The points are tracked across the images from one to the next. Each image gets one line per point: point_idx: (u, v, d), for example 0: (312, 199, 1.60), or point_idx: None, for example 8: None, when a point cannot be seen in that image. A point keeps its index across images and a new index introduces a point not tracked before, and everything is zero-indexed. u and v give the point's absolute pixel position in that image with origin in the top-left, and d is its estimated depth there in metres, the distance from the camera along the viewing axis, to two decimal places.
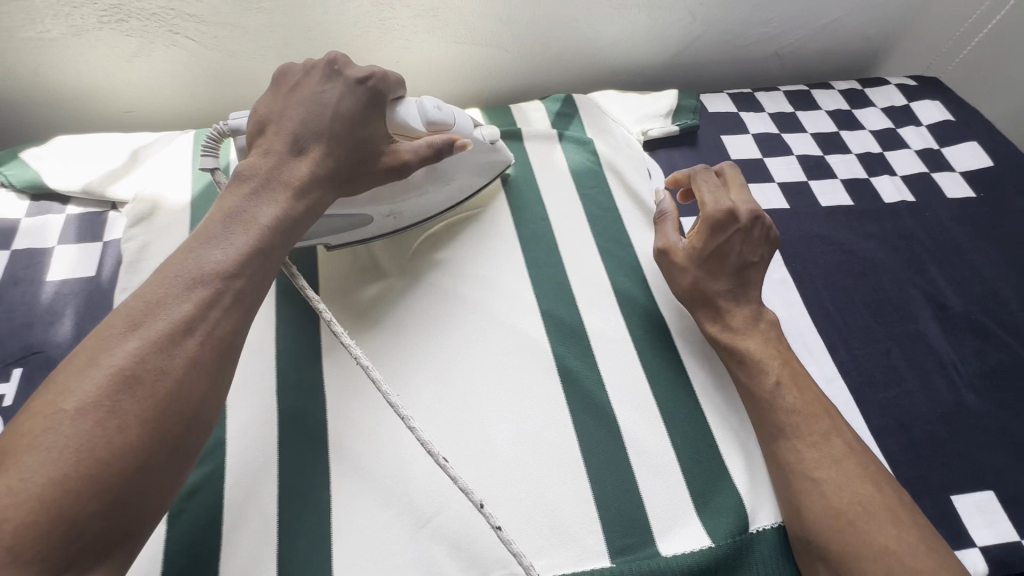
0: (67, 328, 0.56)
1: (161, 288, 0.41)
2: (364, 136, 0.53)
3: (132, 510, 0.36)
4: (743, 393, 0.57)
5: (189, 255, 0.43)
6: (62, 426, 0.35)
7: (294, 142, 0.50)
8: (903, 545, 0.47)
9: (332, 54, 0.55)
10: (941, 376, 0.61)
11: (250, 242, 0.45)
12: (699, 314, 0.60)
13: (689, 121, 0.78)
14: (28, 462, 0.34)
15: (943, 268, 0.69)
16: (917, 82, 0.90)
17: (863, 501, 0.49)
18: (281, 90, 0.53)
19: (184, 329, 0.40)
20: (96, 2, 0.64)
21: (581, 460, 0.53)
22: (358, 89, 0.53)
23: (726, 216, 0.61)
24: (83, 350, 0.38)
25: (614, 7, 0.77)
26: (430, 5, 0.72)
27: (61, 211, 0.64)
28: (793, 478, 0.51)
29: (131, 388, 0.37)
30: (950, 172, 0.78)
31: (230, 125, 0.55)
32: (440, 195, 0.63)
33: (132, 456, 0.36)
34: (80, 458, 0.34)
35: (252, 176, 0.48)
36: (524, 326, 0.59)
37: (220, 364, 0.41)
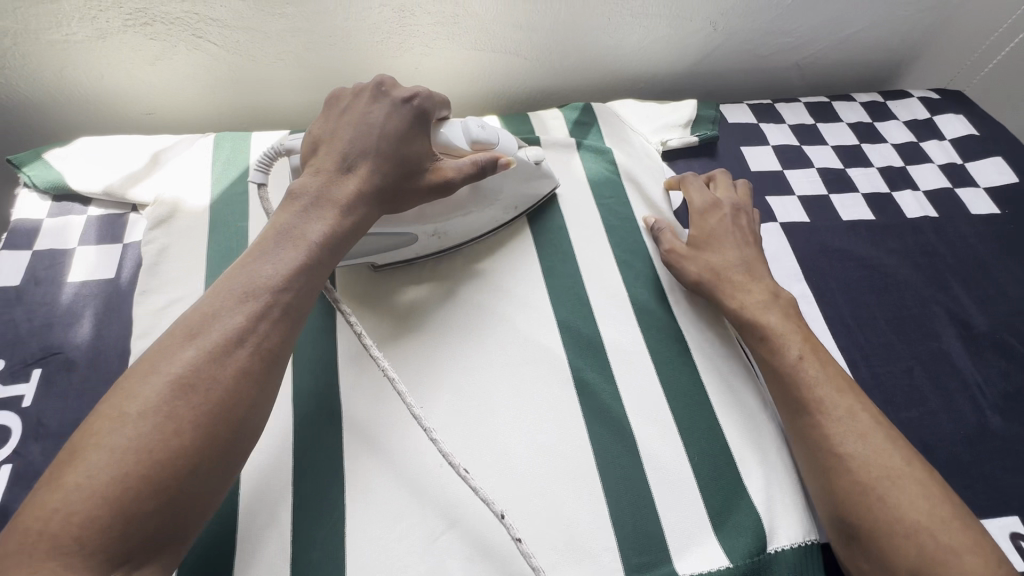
0: (86, 330, 0.56)
1: (217, 300, 0.43)
2: (409, 154, 0.54)
3: (183, 510, 0.37)
4: (768, 372, 0.56)
5: (245, 269, 0.45)
6: (124, 429, 0.36)
7: (343, 161, 0.51)
8: (936, 521, 0.45)
9: (380, 77, 0.57)
10: (965, 396, 0.60)
11: (300, 258, 0.46)
12: (717, 297, 0.61)
13: (709, 132, 0.78)
14: (92, 461, 0.35)
15: (967, 285, 0.68)
16: (940, 95, 0.88)
17: (893, 475, 0.47)
18: (332, 112, 0.55)
19: (237, 340, 0.41)
20: (121, 6, 0.64)
21: (597, 474, 0.52)
22: (403, 109, 0.55)
23: (711, 207, 0.67)
24: (147, 357, 0.40)
25: (634, 16, 0.77)
26: (451, 12, 0.72)
27: (83, 212, 0.64)
28: (821, 455, 0.50)
29: (187, 394, 0.38)
30: (974, 187, 0.77)
31: (286, 145, 0.56)
32: (484, 216, 0.64)
33: (185, 460, 0.37)
34: (139, 460, 0.36)
35: (303, 194, 0.50)
36: (541, 337, 0.59)
37: (269, 374, 0.42)
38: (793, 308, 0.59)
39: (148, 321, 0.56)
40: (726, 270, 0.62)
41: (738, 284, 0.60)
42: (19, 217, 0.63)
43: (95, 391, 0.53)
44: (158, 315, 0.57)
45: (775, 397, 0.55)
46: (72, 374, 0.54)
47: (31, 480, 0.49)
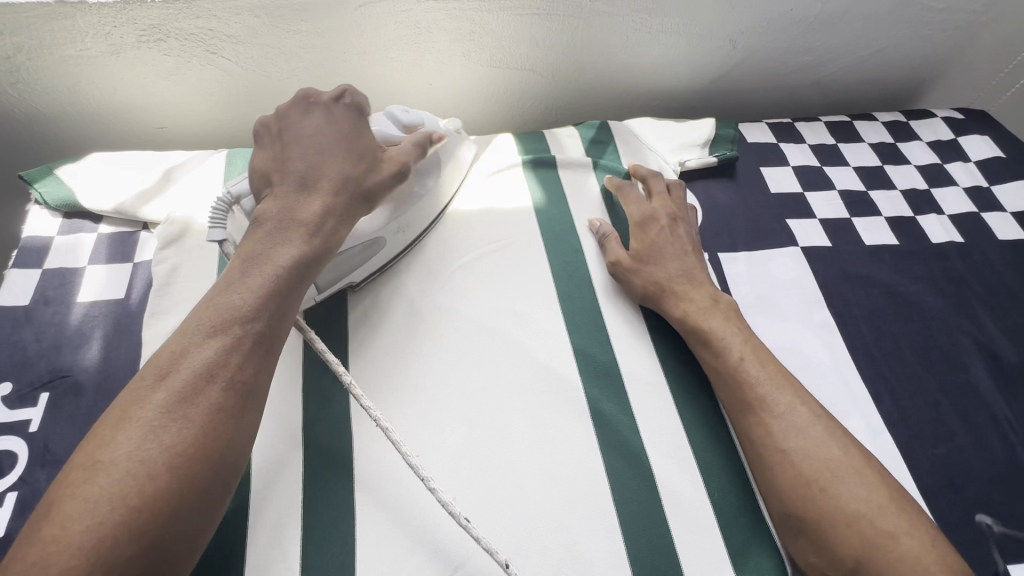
0: (95, 352, 0.55)
1: (185, 338, 0.43)
2: (359, 150, 0.55)
3: (166, 551, 0.37)
4: (713, 373, 0.56)
5: (213, 303, 0.45)
6: (99, 477, 0.37)
7: (301, 176, 0.53)
8: (873, 509, 0.46)
9: (302, 92, 0.58)
10: (994, 432, 0.58)
11: (267, 283, 0.47)
12: (665, 305, 0.60)
13: (728, 152, 0.76)
14: (68, 511, 0.36)
15: (995, 315, 0.66)
16: (965, 115, 0.86)
17: (832, 466, 0.48)
18: (269, 137, 0.56)
19: (211, 375, 0.41)
20: (135, 22, 0.64)
21: (615, 511, 0.51)
22: (336, 111, 0.56)
23: (646, 219, 0.65)
24: (117, 406, 0.40)
25: (652, 34, 0.75)
26: (467, 29, 0.71)
27: (94, 230, 0.63)
28: (764, 451, 0.50)
29: (160, 437, 0.38)
30: (1001, 212, 0.75)
31: (232, 191, 0.55)
32: (434, 202, 0.64)
33: (161, 501, 0.37)
34: (115, 507, 0.36)
35: (265, 220, 0.50)
36: (556, 364, 0.58)
37: (244, 407, 0.42)
38: (734, 310, 0.59)
39: (157, 344, 0.55)
40: (671, 279, 0.61)
41: (684, 290, 0.60)
42: (30, 235, 0.62)
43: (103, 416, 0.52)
44: (167, 338, 0.56)
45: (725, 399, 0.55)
46: (80, 399, 0.53)
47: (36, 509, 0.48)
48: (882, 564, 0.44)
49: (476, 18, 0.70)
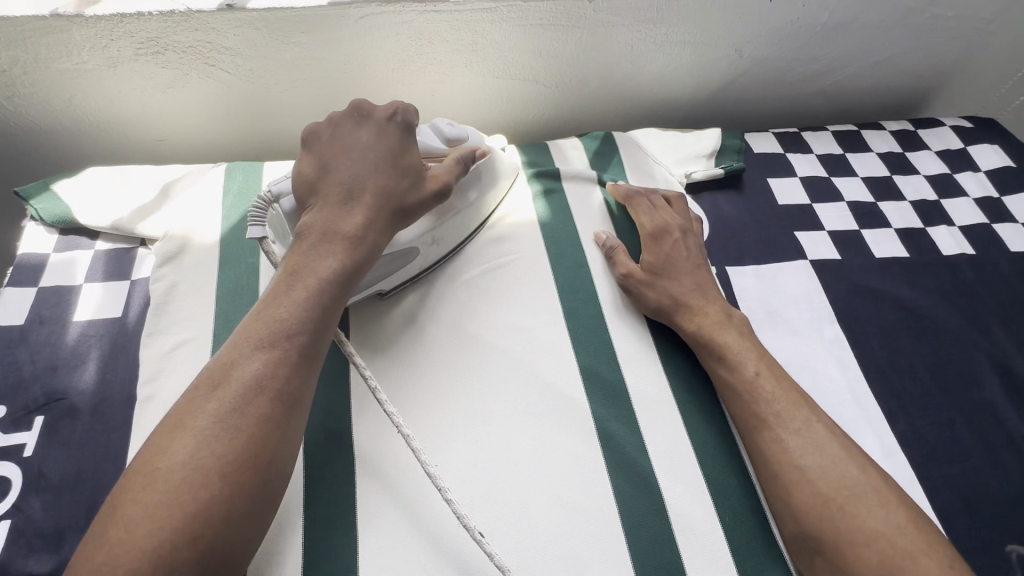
0: (92, 374, 0.54)
1: (235, 351, 0.44)
2: (404, 168, 0.54)
3: (220, 555, 0.39)
4: (725, 390, 0.55)
5: (261, 315, 0.46)
6: (158, 484, 0.39)
7: (346, 190, 0.52)
8: (892, 529, 0.45)
9: (357, 101, 0.57)
10: (1011, 451, 0.57)
11: (312, 298, 0.47)
12: (676, 319, 0.59)
13: (734, 163, 0.75)
14: (130, 516, 0.38)
15: (1008, 329, 0.65)
16: (973, 123, 0.85)
17: (850, 486, 0.47)
18: (319, 144, 0.55)
19: (260, 386, 0.43)
20: (133, 36, 0.63)
21: (624, 537, 0.50)
22: (389, 127, 0.56)
23: (660, 232, 0.65)
24: (173, 415, 0.42)
25: (657, 44, 0.74)
26: (469, 40, 0.70)
27: (91, 247, 0.62)
28: (779, 468, 0.49)
29: (213, 446, 0.40)
30: (1013, 223, 0.73)
31: (273, 191, 0.55)
32: (470, 216, 0.64)
33: (215, 508, 0.39)
34: (172, 513, 0.38)
35: (309, 232, 0.50)
36: (562, 384, 0.57)
37: (291, 416, 0.43)
38: (746, 326, 0.59)
39: (155, 365, 0.54)
40: (683, 295, 0.60)
41: (698, 308, 0.59)
42: (26, 252, 0.61)
43: (98, 441, 0.51)
44: (165, 358, 0.55)
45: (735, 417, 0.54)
46: (76, 423, 0.51)
47: (29, 537, 0.46)
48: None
49: (478, 29, 0.69)
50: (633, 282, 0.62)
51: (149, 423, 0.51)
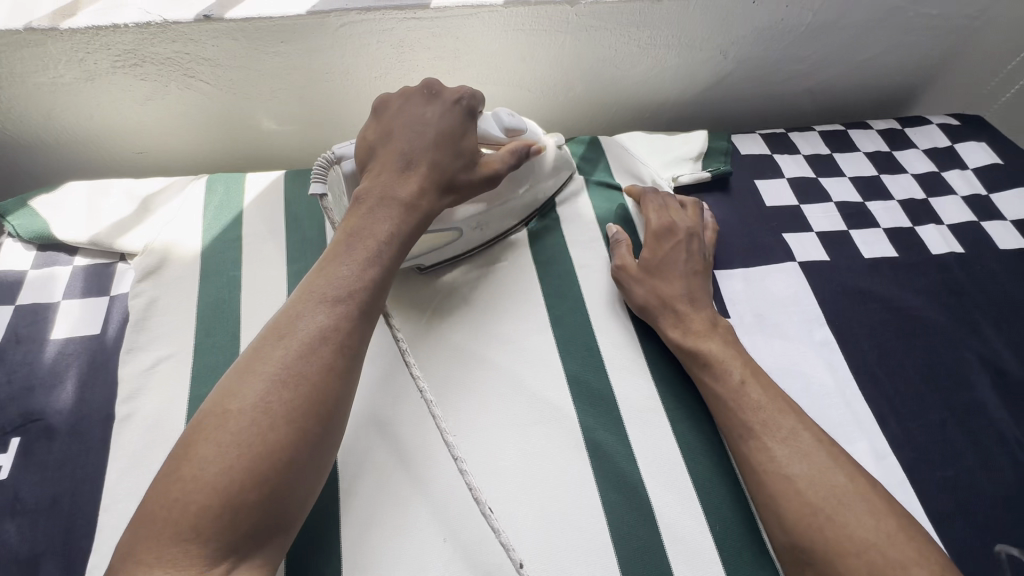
0: (69, 393, 0.53)
1: (302, 301, 0.45)
2: (461, 149, 0.56)
3: (283, 501, 0.40)
4: (710, 397, 0.54)
5: (324, 271, 0.47)
6: (230, 425, 0.40)
7: (405, 160, 0.53)
8: (883, 538, 0.44)
9: (427, 79, 0.58)
10: (1003, 452, 0.56)
11: (374, 258, 0.49)
12: (662, 321, 0.59)
13: (721, 166, 0.74)
14: (202, 455, 0.39)
15: (999, 328, 0.64)
16: (960, 120, 0.85)
17: (839, 494, 0.46)
18: (386, 115, 0.57)
19: (326, 336, 0.44)
20: (109, 48, 0.62)
21: (613, 549, 0.49)
22: (453, 109, 0.56)
23: (663, 230, 0.64)
24: (245, 360, 0.43)
25: (642, 47, 0.74)
26: (451, 46, 0.69)
27: (69, 263, 0.61)
28: (764, 478, 0.48)
29: (283, 392, 0.41)
30: (1002, 220, 0.73)
31: (337, 152, 0.58)
32: (518, 207, 0.66)
33: (282, 453, 0.40)
34: (244, 453, 0.39)
35: (368, 196, 0.52)
36: (549, 393, 0.56)
37: (352, 368, 0.45)
38: (733, 335, 0.58)
39: (133, 383, 0.53)
40: (670, 298, 0.59)
41: (681, 315, 0.58)
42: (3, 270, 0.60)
43: (75, 462, 0.50)
44: (144, 375, 0.54)
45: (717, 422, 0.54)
46: (53, 444, 0.50)
47: (4, 563, 0.45)
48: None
49: (460, 35, 0.68)
50: (621, 276, 0.62)
51: (126, 443, 0.50)
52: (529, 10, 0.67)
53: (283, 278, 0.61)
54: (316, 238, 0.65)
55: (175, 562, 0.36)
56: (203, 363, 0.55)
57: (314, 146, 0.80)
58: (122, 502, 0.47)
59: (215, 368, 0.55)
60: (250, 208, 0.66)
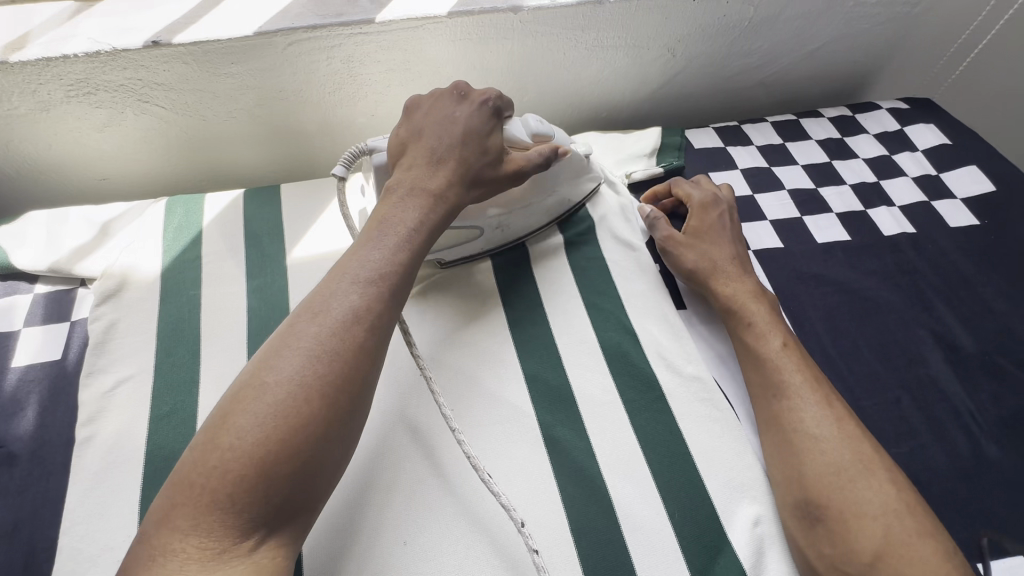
0: (30, 419, 0.54)
1: (336, 280, 0.46)
2: (487, 147, 0.56)
3: (312, 480, 0.40)
4: (744, 355, 0.57)
5: (355, 252, 0.48)
6: (265, 397, 0.40)
7: (433, 154, 0.54)
8: (902, 507, 0.46)
9: (459, 83, 0.59)
10: (957, 426, 0.57)
11: (404, 242, 0.49)
12: (708, 284, 0.62)
13: (674, 162, 0.76)
14: (238, 427, 0.39)
15: (951, 304, 0.65)
16: (910, 104, 0.87)
17: (863, 460, 0.49)
18: (415, 113, 0.58)
19: (358, 316, 0.44)
20: (62, 78, 0.63)
21: (572, 540, 0.49)
22: (479, 112, 0.57)
23: (710, 201, 0.68)
24: (281, 335, 0.43)
25: (590, 49, 0.75)
26: (400, 59, 0.71)
27: (29, 291, 0.62)
28: (793, 436, 0.51)
29: (317, 368, 0.41)
30: (952, 199, 0.75)
31: (368, 145, 0.59)
32: (540, 210, 0.67)
33: (315, 430, 0.40)
34: (279, 426, 0.39)
35: (398, 187, 0.52)
36: (508, 393, 0.57)
37: (380, 348, 0.45)
38: (775, 303, 0.61)
39: (92, 405, 0.54)
40: (717, 264, 0.63)
41: (726, 280, 0.61)
42: None
43: (36, 487, 0.50)
44: (105, 397, 0.54)
45: (750, 381, 0.56)
46: (14, 470, 0.51)
47: None
48: (899, 558, 0.44)
49: (409, 47, 0.69)
50: (671, 245, 0.65)
51: (87, 465, 0.51)
52: (474, 20, 0.68)
53: (243, 294, 0.62)
54: (277, 253, 0.66)
55: (212, 531, 0.37)
56: (163, 382, 0.55)
57: (276, 163, 0.81)
58: (82, 524, 0.48)
59: (175, 386, 0.55)
60: (210, 227, 0.67)
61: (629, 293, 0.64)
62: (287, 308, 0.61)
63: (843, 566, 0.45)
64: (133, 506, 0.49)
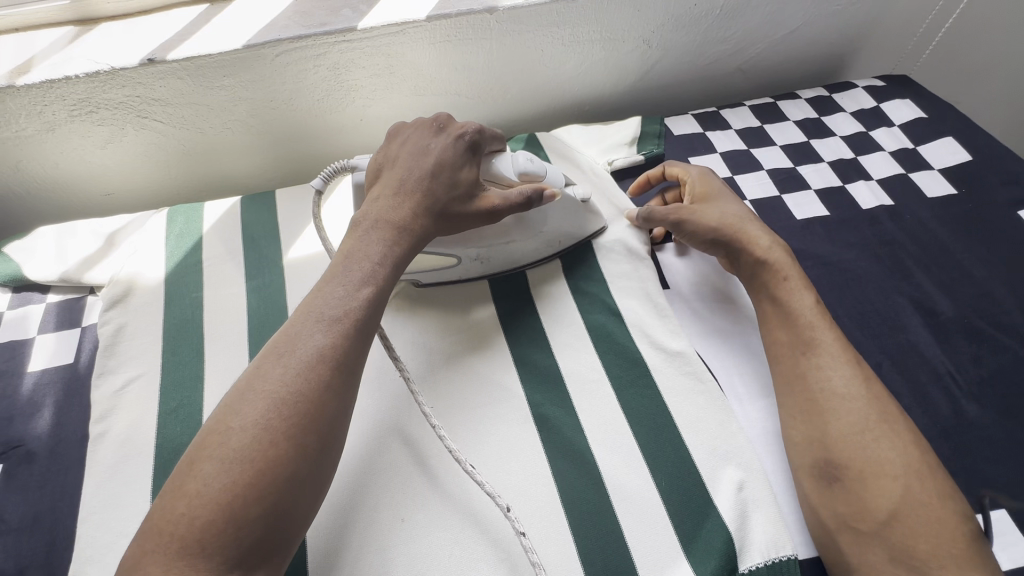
0: (47, 420, 0.57)
1: (301, 322, 0.46)
2: (457, 180, 0.56)
3: (282, 520, 0.40)
4: (774, 318, 0.58)
5: (321, 291, 0.49)
6: (230, 442, 0.41)
7: (401, 186, 0.55)
8: (922, 467, 0.48)
9: (439, 114, 0.61)
10: (938, 387, 0.59)
11: (367, 279, 0.49)
12: (744, 245, 0.61)
13: (654, 149, 0.78)
14: (206, 472, 0.40)
15: (929, 272, 0.67)
16: (886, 81, 0.89)
17: (891, 419, 0.50)
18: (392, 144, 0.60)
19: (321, 357, 0.44)
20: (64, 99, 0.67)
21: (564, 513, 0.51)
22: (453, 142, 0.58)
23: (706, 172, 0.70)
24: (247, 379, 0.44)
25: (567, 44, 0.78)
26: (385, 64, 0.73)
27: (42, 300, 0.65)
28: (819, 395, 0.52)
29: (280, 413, 0.42)
30: (929, 169, 0.76)
31: (352, 163, 0.61)
32: (528, 247, 0.66)
33: (281, 472, 0.40)
34: (244, 471, 0.40)
35: (365, 220, 0.53)
36: (498, 377, 0.59)
37: (346, 388, 0.45)
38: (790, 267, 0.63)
39: (105, 404, 0.57)
40: (744, 222, 0.63)
41: (755, 235, 0.61)
42: None
43: (55, 481, 0.53)
44: (115, 396, 0.57)
45: (777, 340, 0.57)
46: (34, 467, 0.54)
47: None
48: (915, 518, 0.45)
49: (391, 52, 0.72)
50: (687, 213, 0.64)
51: (100, 458, 0.54)
52: (452, 22, 0.71)
53: (243, 295, 0.65)
54: (273, 254, 0.69)
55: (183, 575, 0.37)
56: (171, 378, 0.58)
57: (271, 170, 0.84)
58: (97, 513, 0.51)
59: (181, 383, 0.58)
60: (210, 233, 0.70)
61: (612, 275, 0.67)
62: (285, 305, 0.64)
63: (858, 526, 0.47)
64: (146, 495, 0.51)
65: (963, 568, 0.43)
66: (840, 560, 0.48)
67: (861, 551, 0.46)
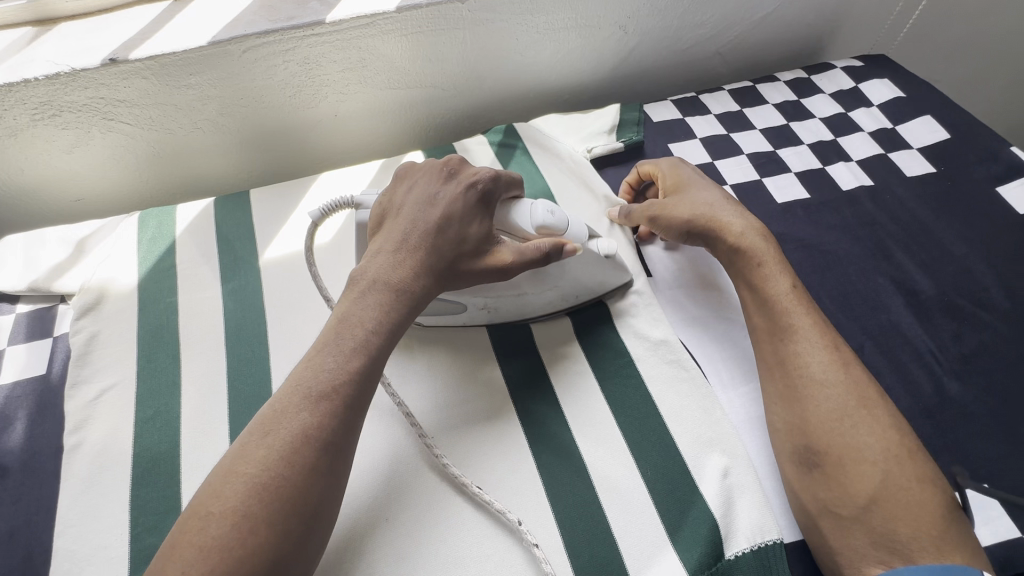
0: (19, 432, 0.55)
1: (293, 398, 0.44)
2: (466, 237, 0.53)
3: None
4: (752, 304, 0.58)
5: (310, 362, 0.46)
6: (208, 529, 0.39)
7: (400, 241, 0.52)
8: (905, 455, 0.47)
9: (448, 159, 0.58)
10: (920, 366, 0.59)
11: (360, 349, 0.47)
12: (715, 235, 0.61)
13: (633, 136, 0.78)
14: (185, 557, 0.38)
15: (910, 251, 0.67)
16: (864, 62, 0.89)
17: (870, 406, 0.50)
18: (395, 188, 0.57)
19: (308, 437, 0.43)
20: (25, 102, 0.65)
21: (549, 506, 0.50)
22: (457, 192, 0.55)
23: (678, 164, 0.69)
24: (232, 457, 0.42)
25: (542, 33, 0.77)
26: (357, 57, 0.72)
27: (13, 310, 0.64)
28: (797, 382, 0.52)
29: (263, 497, 0.40)
30: (907, 149, 0.76)
31: (356, 199, 0.58)
32: (540, 299, 0.60)
33: (265, 555, 0.39)
34: (224, 558, 0.38)
35: (362, 277, 0.51)
36: (483, 375, 0.59)
37: (334, 466, 0.43)
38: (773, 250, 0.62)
39: (79, 414, 0.55)
40: (717, 209, 0.62)
41: (726, 219, 0.61)
42: None
43: (29, 495, 0.52)
44: (90, 406, 0.56)
45: (755, 325, 0.57)
46: (6, 481, 0.53)
47: None
48: (896, 502, 0.45)
49: (363, 45, 0.71)
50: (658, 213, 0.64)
51: (76, 469, 0.53)
52: (422, 12, 0.69)
53: (218, 298, 0.64)
54: (250, 256, 0.67)
55: None
56: (147, 385, 0.57)
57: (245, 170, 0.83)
58: (74, 526, 0.50)
59: (157, 390, 0.57)
60: (182, 236, 0.69)
61: None
62: (262, 308, 0.63)
63: (838, 510, 0.47)
64: (123, 505, 0.50)
65: (941, 551, 0.44)
66: (821, 544, 0.48)
67: (843, 536, 0.46)
